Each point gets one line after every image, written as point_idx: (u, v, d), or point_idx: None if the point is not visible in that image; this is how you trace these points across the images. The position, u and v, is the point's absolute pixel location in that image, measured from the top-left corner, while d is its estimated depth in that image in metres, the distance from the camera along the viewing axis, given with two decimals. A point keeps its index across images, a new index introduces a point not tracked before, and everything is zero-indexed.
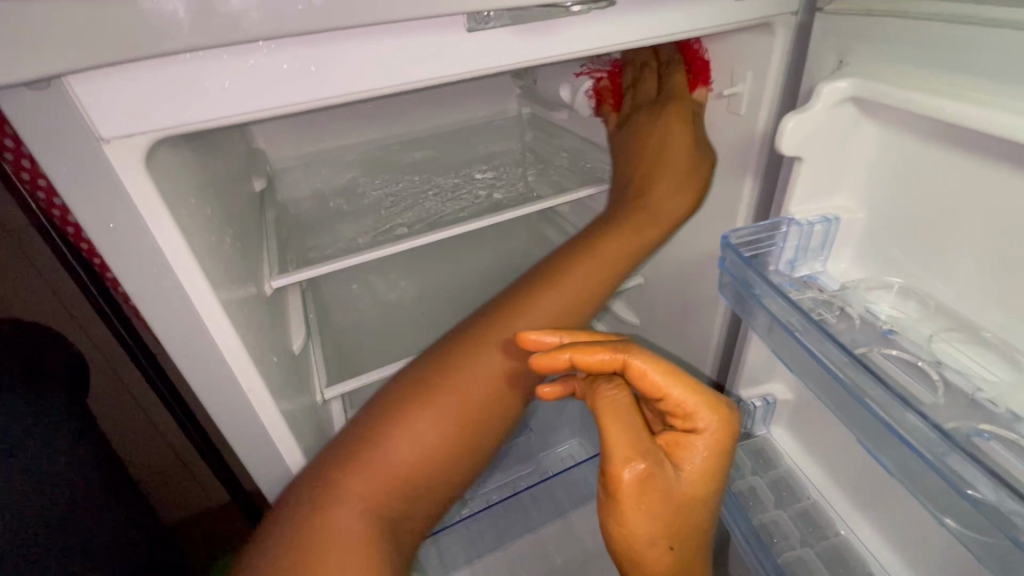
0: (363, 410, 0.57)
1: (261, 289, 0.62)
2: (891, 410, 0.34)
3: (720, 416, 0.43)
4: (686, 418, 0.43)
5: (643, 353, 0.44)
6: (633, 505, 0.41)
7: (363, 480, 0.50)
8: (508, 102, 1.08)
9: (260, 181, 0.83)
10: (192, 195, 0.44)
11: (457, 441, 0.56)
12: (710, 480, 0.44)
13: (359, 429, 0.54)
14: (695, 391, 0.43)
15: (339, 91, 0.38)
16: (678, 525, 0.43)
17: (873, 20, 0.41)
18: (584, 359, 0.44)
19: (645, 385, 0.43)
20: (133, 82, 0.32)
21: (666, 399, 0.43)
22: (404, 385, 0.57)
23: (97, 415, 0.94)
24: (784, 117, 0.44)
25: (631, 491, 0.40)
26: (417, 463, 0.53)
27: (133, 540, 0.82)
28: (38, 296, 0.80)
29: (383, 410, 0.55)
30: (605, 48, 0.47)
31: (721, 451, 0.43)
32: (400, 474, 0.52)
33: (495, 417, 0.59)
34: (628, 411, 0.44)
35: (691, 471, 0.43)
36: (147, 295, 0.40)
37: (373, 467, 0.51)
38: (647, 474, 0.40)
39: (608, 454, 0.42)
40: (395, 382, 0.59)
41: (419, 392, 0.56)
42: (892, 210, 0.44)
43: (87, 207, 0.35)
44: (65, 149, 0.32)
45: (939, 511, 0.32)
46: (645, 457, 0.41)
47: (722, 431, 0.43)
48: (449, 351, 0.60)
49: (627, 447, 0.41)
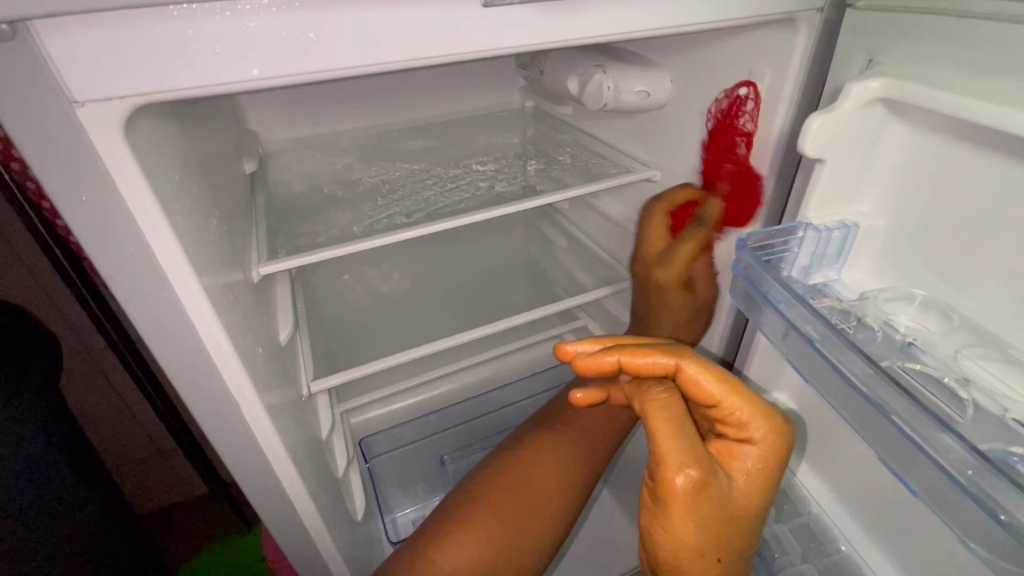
0: (444, 505, 0.61)
1: (249, 275, 0.58)
2: (921, 429, 0.32)
3: (776, 428, 0.42)
4: (740, 427, 0.42)
5: (696, 357, 0.42)
6: (685, 512, 0.39)
7: (446, 559, 0.54)
8: (511, 93, 1.06)
9: (250, 163, 0.80)
10: (177, 170, 0.41)
11: (527, 528, 0.58)
12: (760, 496, 0.43)
13: (445, 517, 0.59)
14: (750, 401, 0.42)
15: (339, 64, 0.35)
16: (727, 537, 0.42)
17: (909, 19, 0.39)
18: (631, 362, 0.43)
19: (699, 393, 0.41)
20: (112, 39, 0.29)
21: (719, 407, 0.42)
22: (476, 487, 0.62)
23: (70, 402, 0.90)
24: (809, 116, 0.42)
25: (684, 498, 0.38)
26: (492, 552, 0.56)
27: (105, 531, 0.78)
28: (13, 275, 0.76)
29: (462, 506, 0.59)
30: (627, 34, 0.44)
31: (773, 464, 0.42)
32: (474, 563, 0.54)
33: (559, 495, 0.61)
34: (681, 415, 0.42)
35: (743, 482, 0.42)
36: (122, 277, 0.36)
37: (453, 541, 0.56)
38: (702, 481, 0.38)
39: (660, 460, 0.39)
40: (466, 486, 0.63)
41: (491, 488, 0.60)
42: (918, 219, 0.42)
43: (58, 175, 0.32)
44: (31, 106, 0.29)
45: (965, 536, 0.31)
46: (700, 464, 0.39)
47: (774, 442, 0.42)
48: (509, 454, 0.65)
49: (681, 453, 0.39)
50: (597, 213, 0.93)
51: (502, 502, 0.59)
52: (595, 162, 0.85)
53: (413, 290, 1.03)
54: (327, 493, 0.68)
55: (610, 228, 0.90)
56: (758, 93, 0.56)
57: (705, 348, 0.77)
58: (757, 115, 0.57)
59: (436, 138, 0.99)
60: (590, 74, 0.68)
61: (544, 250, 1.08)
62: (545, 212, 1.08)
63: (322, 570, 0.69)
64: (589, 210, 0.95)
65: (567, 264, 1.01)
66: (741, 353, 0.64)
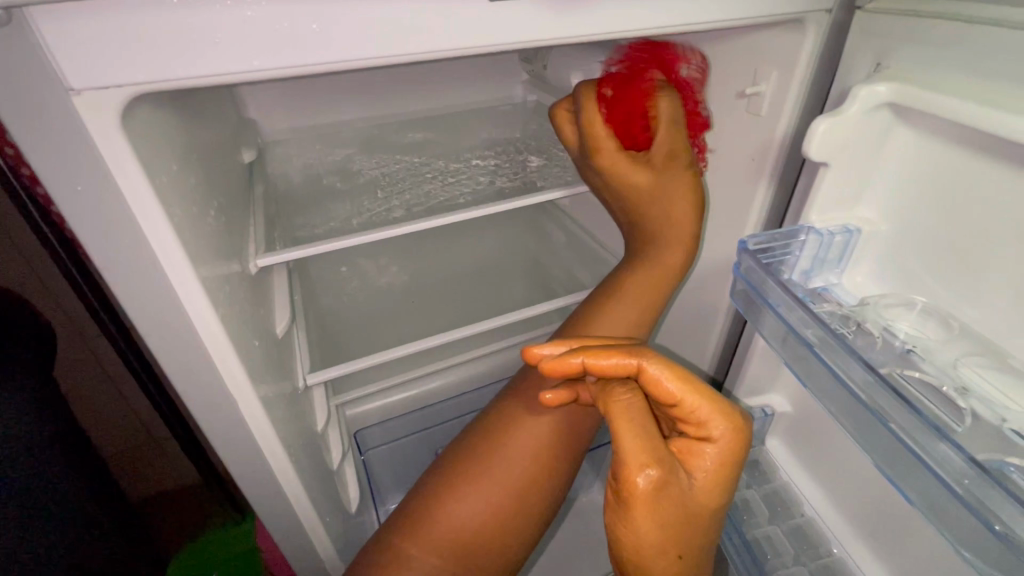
0: (433, 470, 0.60)
1: (246, 267, 0.58)
2: (920, 438, 0.31)
3: (735, 426, 0.42)
4: (699, 426, 0.42)
5: (657, 357, 0.42)
6: (646, 513, 0.39)
7: (429, 539, 0.53)
8: (513, 87, 1.05)
9: (249, 153, 0.79)
10: (175, 160, 0.41)
11: (522, 495, 0.55)
12: (721, 493, 0.43)
13: (422, 497, 0.57)
14: (710, 400, 0.41)
15: (341, 57, 0.35)
16: (686, 536, 0.42)
17: (918, 22, 0.39)
18: (597, 363, 0.43)
19: (660, 392, 0.41)
20: (110, 27, 0.29)
21: (680, 406, 0.41)
22: (463, 449, 0.59)
23: (63, 389, 0.89)
24: (815, 120, 0.41)
25: (645, 499, 0.38)
26: (482, 522, 0.54)
27: (99, 519, 0.78)
28: (5, 261, 0.75)
29: (447, 473, 0.57)
30: (634, 31, 0.44)
31: (733, 461, 0.42)
32: (464, 534, 0.53)
33: (558, 464, 0.58)
34: (642, 416, 0.41)
35: (704, 480, 0.42)
36: (117, 270, 0.36)
37: (437, 526, 0.53)
38: (662, 482, 0.38)
39: (621, 460, 0.39)
40: (456, 446, 0.60)
41: (480, 452, 0.57)
42: (920, 225, 0.42)
43: (49, 164, 0.31)
44: (22, 91, 0.28)
45: (959, 544, 0.30)
46: (660, 464, 0.39)
47: (734, 439, 0.41)
48: (500, 413, 0.60)
49: (642, 452, 0.39)
50: (598, 210, 0.92)
51: (493, 472, 0.55)
52: None
53: (411, 283, 1.03)
54: (322, 485, 0.68)
55: (613, 227, 0.90)
56: (762, 95, 0.56)
57: (702, 353, 0.77)
58: (761, 114, 0.57)
59: (437, 130, 0.98)
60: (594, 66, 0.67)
61: (544, 247, 1.08)
62: (546, 209, 1.08)
63: (317, 564, 0.69)
64: (589, 206, 0.95)
65: (567, 261, 1.01)
66: (737, 360, 0.64)
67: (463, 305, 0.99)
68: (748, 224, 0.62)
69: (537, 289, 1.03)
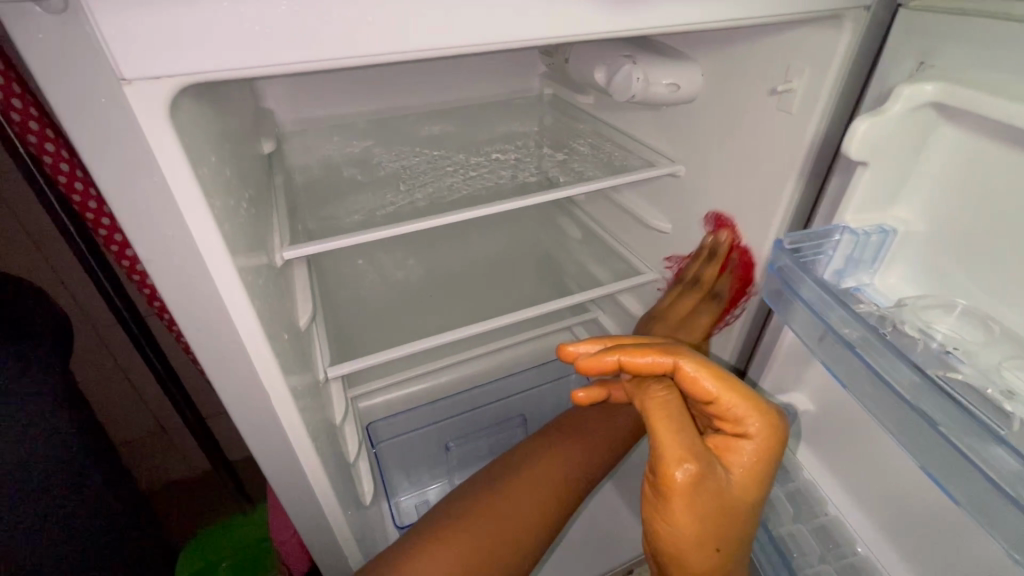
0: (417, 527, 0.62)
1: (273, 259, 0.57)
2: (970, 440, 0.32)
3: (772, 423, 0.41)
4: (736, 423, 0.41)
5: (693, 355, 0.42)
6: (683, 506, 0.39)
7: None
8: (531, 80, 1.05)
9: (269, 143, 0.79)
10: (213, 152, 0.40)
11: (496, 548, 0.59)
12: (758, 488, 0.43)
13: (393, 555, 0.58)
14: (747, 397, 0.41)
15: (382, 50, 0.35)
16: (724, 530, 0.42)
17: (964, 20, 0.38)
18: (633, 361, 0.43)
19: (696, 390, 0.41)
20: (161, 15, 0.28)
21: (716, 403, 0.41)
22: (446, 512, 0.63)
23: (79, 378, 0.89)
24: (856, 119, 0.41)
25: (683, 492, 0.39)
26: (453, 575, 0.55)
27: (115, 506, 0.79)
28: (21, 250, 0.75)
29: (425, 533, 0.60)
30: (671, 26, 0.43)
31: (770, 457, 0.42)
32: None
33: (537, 527, 0.62)
34: (680, 412, 0.42)
35: (741, 475, 0.42)
36: (157, 261, 0.36)
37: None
38: (700, 476, 0.39)
39: (659, 455, 0.40)
40: (433, 513, 0.64)
41: (460, 514, 0.61)
42: (959, 226, 0.42)
43: (96, 154, 0.30)
44: (74, 81, 0.28)
45: (1009, 546, 0.30)
46: (698, 459, 0.39)
47: (771, 436, 0.41)
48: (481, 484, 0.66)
49: (680, 448, 0.39)
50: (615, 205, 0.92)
51: (473, 523, 0.60)
52: (617, 154, 0.84)
53: (426, 277, 1.03)
54: (342, 477, 0.69)
55: (631, 224, 0.89)
56: (793, 91, 0.56)
57: (721, 351, 0.76)
58: (791, 112, 0.56)
59: (454, 123, 0.97)
60: (620, 61, 0.66)
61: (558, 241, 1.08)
62: (561, 204, 1.07)
63: (338, 555, 0.70)
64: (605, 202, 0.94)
65: (581, 257, 1.01)
66: (759, 357, 0.64)
67: (478, 299, 0.99)
68: (774, 223, 0.61)
69: (552, 283, 1.03)
